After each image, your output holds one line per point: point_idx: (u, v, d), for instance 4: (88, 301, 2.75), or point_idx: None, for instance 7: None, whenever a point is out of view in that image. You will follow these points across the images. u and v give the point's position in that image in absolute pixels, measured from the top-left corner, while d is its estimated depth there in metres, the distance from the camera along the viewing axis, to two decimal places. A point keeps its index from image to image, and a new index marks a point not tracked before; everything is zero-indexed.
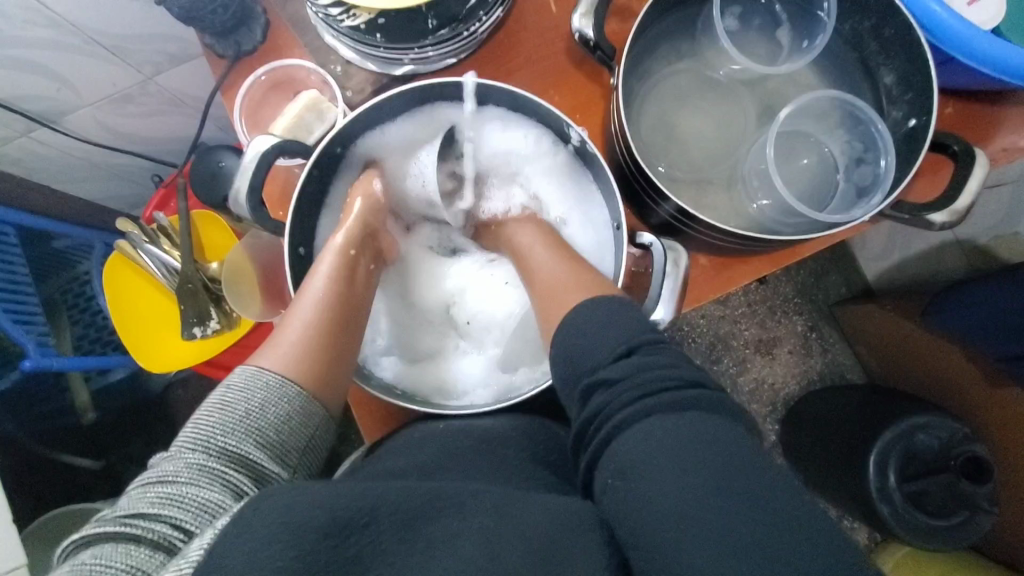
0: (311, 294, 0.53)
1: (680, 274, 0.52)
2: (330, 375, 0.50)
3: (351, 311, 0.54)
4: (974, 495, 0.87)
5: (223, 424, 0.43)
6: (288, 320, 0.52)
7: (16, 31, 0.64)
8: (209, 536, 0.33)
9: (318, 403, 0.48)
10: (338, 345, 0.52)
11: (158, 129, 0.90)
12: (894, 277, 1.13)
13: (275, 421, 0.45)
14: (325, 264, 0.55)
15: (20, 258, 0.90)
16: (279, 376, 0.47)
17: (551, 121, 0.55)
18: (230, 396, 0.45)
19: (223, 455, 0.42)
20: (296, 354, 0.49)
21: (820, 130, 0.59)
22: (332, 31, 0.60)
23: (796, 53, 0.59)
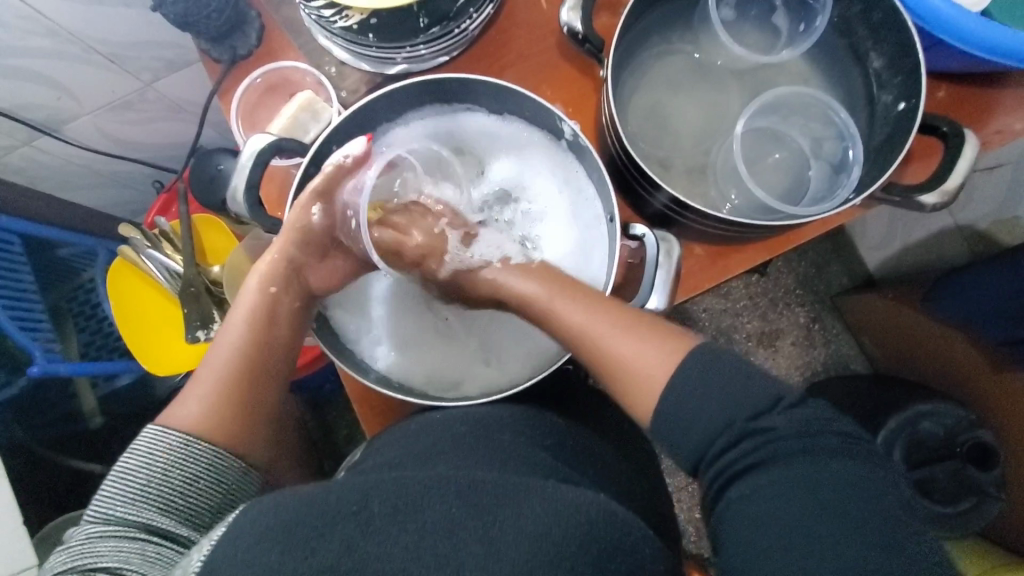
0: (223, 344, 0.52)
1: (673, 264, 0.54)
2: (241, 427, 0.49)
3: (270, 353, 0.53)
4: (979, 480, 0.87)
5: (123, 494, 0.43)
6: (202, 370, 0.51)
7: (16, 41, 0.65)
8: (209, 543, 0.35)
9: (230, 453, 0.47)
10: (251, 393, 0.51)
11: (159, 135, 0.91)
12: (895, 264, 1.12)
13: (179, 483, 0.44)
14: (244, 305, 0.54)
15: (25, 266, 0.92)
16: (181, 434, 0.46)
17: (543, 115, 0.55)
18: (131, 461, 0.44)
19: (124, 524, 0.42)
20: (203, 408, 0.48)
21: (786, 125, 0.60)
22: (325, 33, 0.61)
23: (793, 39, 0.60)
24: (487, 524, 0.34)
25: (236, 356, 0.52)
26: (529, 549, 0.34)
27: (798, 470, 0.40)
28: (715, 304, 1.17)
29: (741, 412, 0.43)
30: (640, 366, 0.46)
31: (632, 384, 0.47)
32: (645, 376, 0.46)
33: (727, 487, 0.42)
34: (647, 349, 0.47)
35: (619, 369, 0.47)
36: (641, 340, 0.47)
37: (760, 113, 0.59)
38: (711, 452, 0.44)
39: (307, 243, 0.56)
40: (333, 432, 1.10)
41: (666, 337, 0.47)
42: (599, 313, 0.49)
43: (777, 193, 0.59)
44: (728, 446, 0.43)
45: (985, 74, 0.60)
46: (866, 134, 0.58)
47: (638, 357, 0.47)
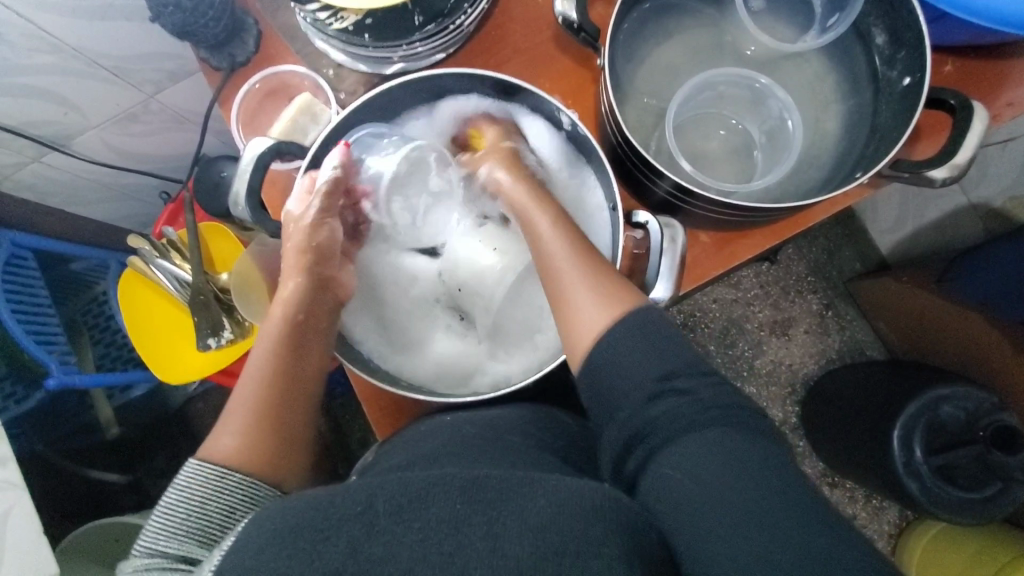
0: (255, 372, 0.52)
1: (678, 251, 0.53)
2: (279, 457, 0.50)
3: (303, 383, 0.53)
4: (1007, 466, 0.82)
5: (166, 528, 0.44)
6: (234, 402, 0.52)
7: (21, 59, 0.66)
8: (217, 555, 0.35)
9: (266, 486, 0.48)
10: (287, 423, 0.51)
11: (163, 147, 0.92)
12: (909, 247, 1.11)
13: (219, 515, 0.45)
14: (271, 331, 0.54)
15: (41, 281, 0.94)
16: (219, 468, 0.47)
17: (543, 108, 0.55)
18: (172, 495, 0.45)
19: (168, 557, 0.43)
20: (237, 441, 0.49)
21: (716, 105, 0.63)
22: (321, 35, 0.61)
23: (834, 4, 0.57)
24: (495, 519, 0.34)
25: (267, 383, 0.52)
26: (534, 539, 0.34)
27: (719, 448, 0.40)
28: (725, 295, 1.16)
29: (677, 372, 0.43)
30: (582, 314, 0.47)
31: (571, 316, 0.48)
32: (575, 319, 0.47)
33: (661, 449, 0.41)
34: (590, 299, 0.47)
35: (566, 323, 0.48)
36: (598, 295, 0.47)
37: (694, 102, 0.61)
38: (643, 407, 0.43)
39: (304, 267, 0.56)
40: (348, 436, 1.10)
41: (621, 294, 0.47)
42: (572, 256, 0.49)
43: (746, 171, 0.62)
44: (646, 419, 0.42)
45: (992, 45, 0.59)
46: (869, 113, 0.56)
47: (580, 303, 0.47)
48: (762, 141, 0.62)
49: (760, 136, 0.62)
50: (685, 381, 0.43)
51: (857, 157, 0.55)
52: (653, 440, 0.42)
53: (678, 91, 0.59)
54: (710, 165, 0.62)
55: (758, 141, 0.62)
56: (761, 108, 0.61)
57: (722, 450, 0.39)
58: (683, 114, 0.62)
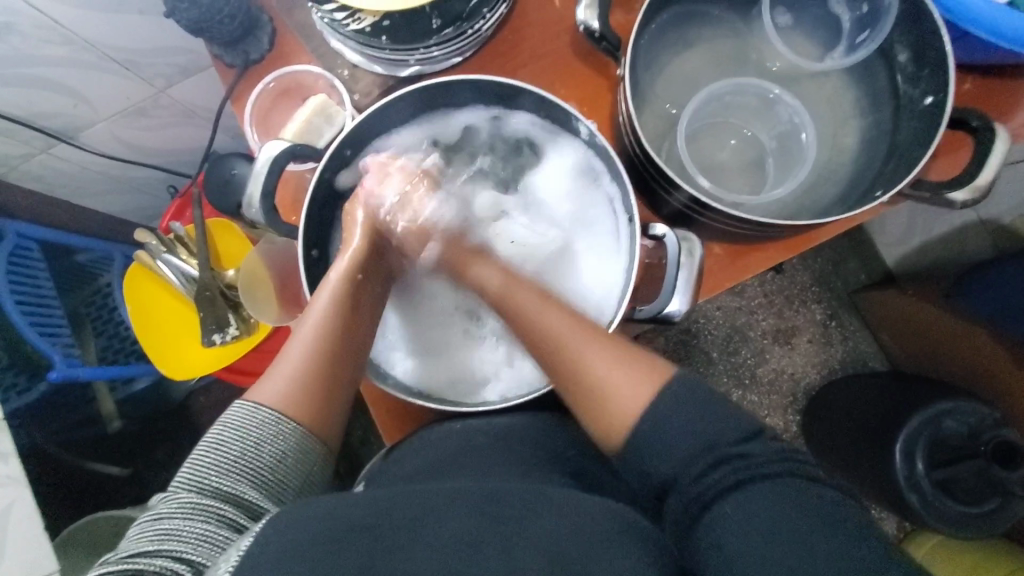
0: (307, 332, 0.50)
1: (695, 264, 0.53)
2: (328, 413, 0.49)
3: (351, 347, 0.51)
4: (1007, 481, 0.82)
5: (217, 464, 0.43)
6: (285, 347, 0.50)
7: (34, 51, 0.65)
8: (237, 551, 0.34)
9: (315, 440, 0.48)
10: (337, 382, 0.50)
11: (172, 141, 0.91)
12: (915, 260, 1.11)
13: (270, 460, 0.45)
14: (327, 292, 0.51)
15: (45, 271, 0.94)
16: (275, 413, 0.46)
17: (562, 116, 0.55)
18: (225, 433, 0.45)
19: (217, 493, 0.42)
20: (289, 385, 0.48)
21: (727, 113, 0.62)
22: (337, 36, 0.61)
23: (862, 19, 0.55)
24: (507, 534, 0.35)
25: (322, 334, 0.49)
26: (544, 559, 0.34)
27: (763, 494, 0.40)
28: (730, 302, 1.16)
29: (725, 436, 0.44)
30: (618, 389, 0.47)
31: (599, 400, 0.47)
32: (609, 397, 0.47)
33: (714, 505, 0.41)
34: (620, 374, 0.47)
35: (597, 386, 0.48)
36: (617, 362, 0.48)
37: (707, 111, 0.61)
38: (698, 467, 0.43)
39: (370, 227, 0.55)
40: (349, 435, 1.10)
41: (641, 364, 0.48)
42: (580, 332, 0.49)
43: (755, 181, 0.62)
44: (704, 471, 0.43)
45: (1014, 64, 0.59)
46: (889, 130, 0.56)
47: (614, 380, 0.47)
48: (773, 147, 0.62)
49: (771, 146, 0.62)
50: (738, 443, 0.43)
51: (875, 175, 0.55)
52: (708, 496, 0.42)
53: (692, 99, 0.59)
54: (720, 174, 0.62)
55: (769, 153, 0.62)
56: (769, 117, 0.62)
57: (776, 502, 0.40)
58: (696, 123, 0.61)
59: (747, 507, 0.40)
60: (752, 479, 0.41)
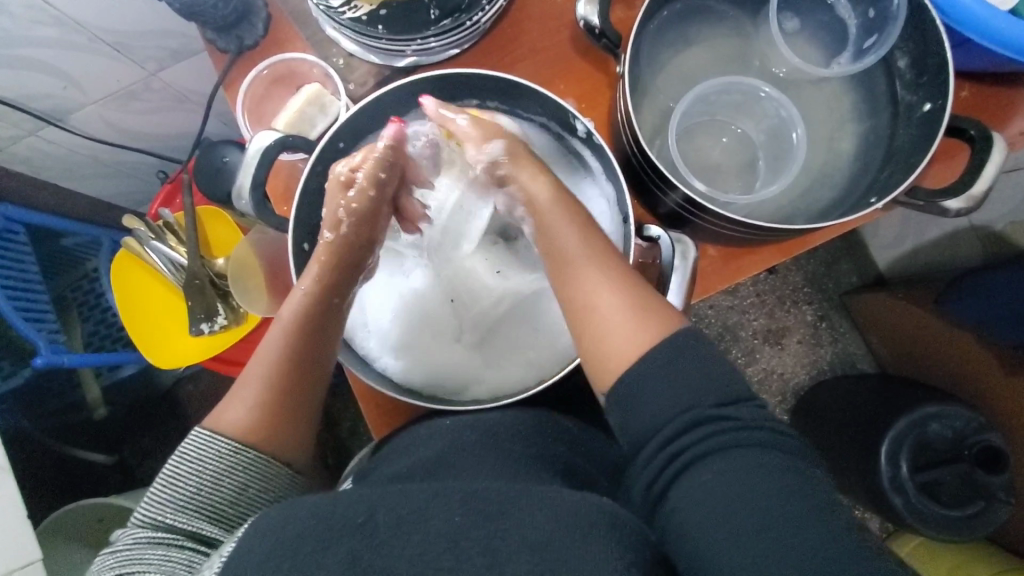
0: (269, 353, 0.50)
1: (689, 266, 0.53)
2: (288, 435, 0.48)
3: (311, 367, 0.50)
4: (991, 486, 0.85)
5: (174, 500, 0.43)
6: (247, 374, 0.49)
7: (21, 31, 0.64)
8: (219, 560, 0.35)
9: (278, 464, 0.47)
10: (296, 404, 0.49)
11: (163, 125, 0.90)
12: (907, 263, 1.11)
13: (228, 492, 0.45)
14: (295, 309, 0.51)
15: (31, 255, 0.92)
16: (232, 443, 0.46)
17: (559, 113, 0.54)
18: (181, 466, 0.45)
19: (175, 530, 0.42)
20: (248, 415, 0.47)
21: (716, 112, 0.62)
22: (333, 24, 0.60)
23: (868, 24, 0.56)
24: (495, 533, 0.34)
25: (288, 355, 0.50)
26: (528, 558, 0.34)
27: (751, 462, 0.37)
28: (722, 301, 1.16)
29: (709, 397, 0.40)
30: (620, 327, 0.44)
31: (603, 336, 0.44)
32: (610, 334, 0.44)
33: (677, 483, 0.38)
34: (629, 314, 0.44)
35: (595, 325, 0.45)
36: (631, 303, 0.45)
37: (699, 108, 0.61)
38: (659, 439, 0.40)
39: (343, 264, 0.53)
40: (337, 425, 1.09)
41: (659, 310, 0.44)
42: (603, 262, 0.47)
43: (744, 179, 0.62)
44: (677, 434, 0.39)
45: (1012, 73, 0.59)
46: (886, 136, 0.56)
47: (619, 320, 0.44)
48: (765, 147, 0.62)
49: (761, 146, 0.62)
50: (715, 407, 0.40)
51: (871, 181, 0.55)
52: (668, 472, 0.39)
53: (687, 95, 0.59)
54: (711, 173, 0.61)
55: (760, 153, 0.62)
56: (754, 110, 0.61)
57: (747, 472, 0.37)
58: (688, 120, 0.61)
59: (733, 476, 0.37)
60: (739, 446, 0.38)
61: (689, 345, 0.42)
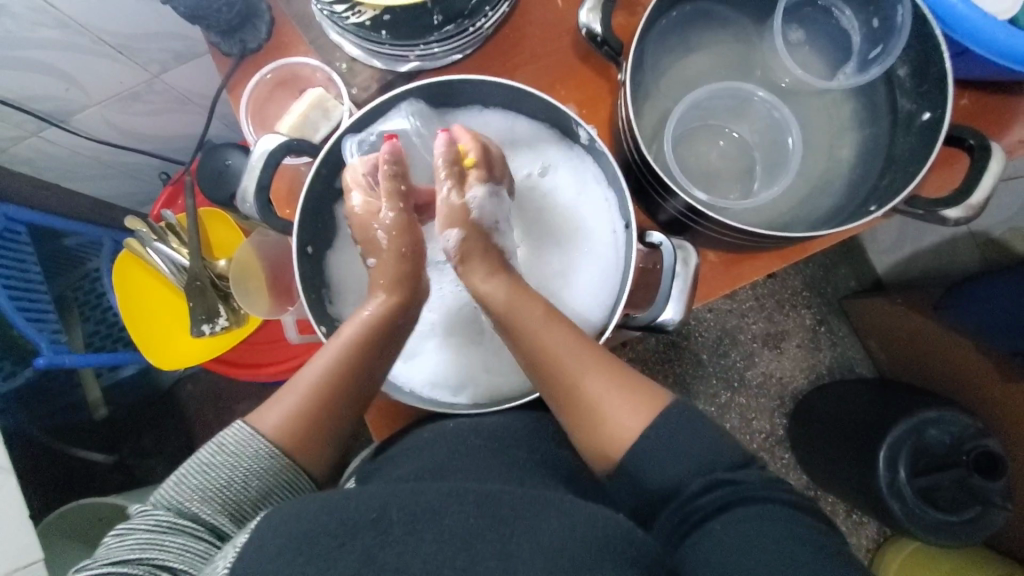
0: (320, 364, 0.51)
1: (690, 272, 0.53)
2: (320, 454, 0.50)
3: (360, 387, 0.52)
4: (986, 490, 0.85)
5: (202, 489, 0.45)
6: (290, 383, 0.51)
7: (24, 32, 0.64)
8: (232, 552, 0.34)
9: (304, 478, 0.49)
10: (338, 423, 0.51)
11: (165, 127, 0.90)
12: (905, 269, 1.12)
13: (255, 494, 0.47)
14: (358, 328, 0.52)
15: (32, 255, 0.92)
16: (273, 448, 0.48)
17: (561, 119, 0.55)
18: (217, 458, 0.47)
19: (195, 518, 0.44)
20: (287, 422, 0.49)
21: (711, 117, 0.63)
22: (336, 28, 0.60)
23: (872, 34, 0.56)
24: (497, 537, 0.35)
25: (345, 374, 0.51)
26: (531, 559, 0.34)
27: (756, 514, 0.43)
28: (722, 305, 1.16)
29: (715, 462, 0.47)
30: (615, 414, 0.49)
31: (596, 418, 0.50)
32: (606, 418, 0.49)
33: (706, 520, 0.44)
34: (622, 402, 0.49)
35: (592, 407, 0.50)
36: (623, 392, 0.50)
37: (696, 113, 0.62)
38: (690, 490, 0.46)
39: (399, 280, 0.54)
40: None
41: (644, 394, 0.50)
42: (585, 353, 0.50)
43: (741, 181, 0.63)
44: (699, 490, 0.45)
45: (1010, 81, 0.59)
46: (885, 143, 0.56)
47: (614, 406, 0.49)
48: (761, 151, 0.63)
49: (757, 149, 0.63)
50: (727, 472, 0.46)
51: (871, 188, 0.56)
52: (689, 518, 0.44)
53: (684, 100, 0.59)
54: (708, 175, 0.62)
55: (756, 155, 0.63)
56: (748, 113, 0.62)
57: (754, 525, 0.42)
58: (685, 125, 0.62)
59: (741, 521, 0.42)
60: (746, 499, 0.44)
61: (674, 420, 0.48)
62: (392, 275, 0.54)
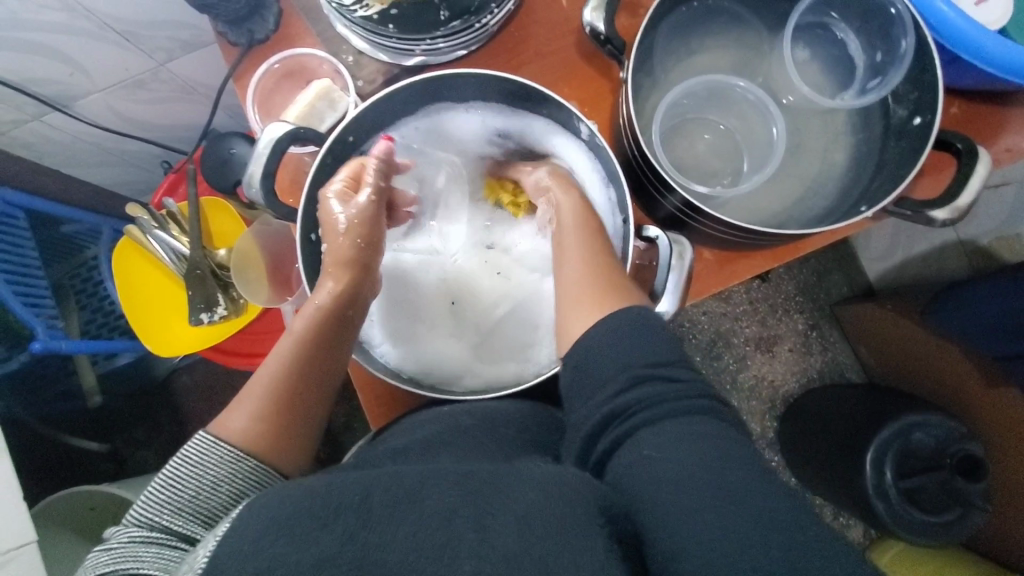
0: (275, 361, 0.52)
1: (686, 266, 0.54)
2: (290, 445, 0.50)
3: (318, 377, 0.53)
4: (967, 492, 0.87)
5: (171, 501, 0.44)
6: (250, 386, 0.52)
7: (31, 16, 0.64)
8: (212, 543, 0.34)
9: (276, 474, 0.48)
10: (299, 414, 0.51)
11: (171, 116, 0.91)
12: (895, 276, 1.14)
13: (226, 497, 0.45)
14: (306, 318, 0.53)
15: (30, 241, 0.92)
16: (236, 451, 0.47)
17: (563, 114, 0.56)
18: (181, 468, 0.45)
19: (168, 530, 0.43)
20: (250, 423, 0.49)
21: (698, 109, 0.64)
22: (344, 21, 0.61)
23: (876, 67, 0.58)
24: (493, 514, 0.36)
25: (299, 368, 0.52)
26: (522, 536, 0.35)
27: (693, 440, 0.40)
28: (715, 308, 1.18)
29: (641, 359, 0.44)
30: (574, 314, 0.50)
31: (565, 314, 0.52)
32: (571, 314, 0.51)
33: (629, 440, 0.41)
34: (580, 304, 0.50)
35: (569, 299, 0.52)
36: (590, 297, 0.50)
37: (682, 105, 0.63)
38: (608, 390, 0.44)
39: (343, 265, 0.55)
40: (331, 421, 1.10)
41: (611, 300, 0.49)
42: (581, 253, 0.54)
43: (727, 172, 0.65)
44: (621, 388, 0.43)
45: (998, 92, 0.61)
46: (877, 147, 0.58)
47: (578, 304, 0.50)
48: (747, 145, 0.64)
49: (742, 141, 0.65)
50: None
51: (862, 191, 0.57)
52: (618, 436, 0.42)
53: (671, 94, 0.60)
54: (694, 166, 0.64)
55: (740, 147, 0.65)
56: (735, 108, 0.64)
57: (690, 443, 0.39)
58: (671, 120, 0.63)
59: (674, 437, 0.40)
60: (672, 411, 0.42)
61: (628, 326, 0.46)
62: (336, 263, 0.54)
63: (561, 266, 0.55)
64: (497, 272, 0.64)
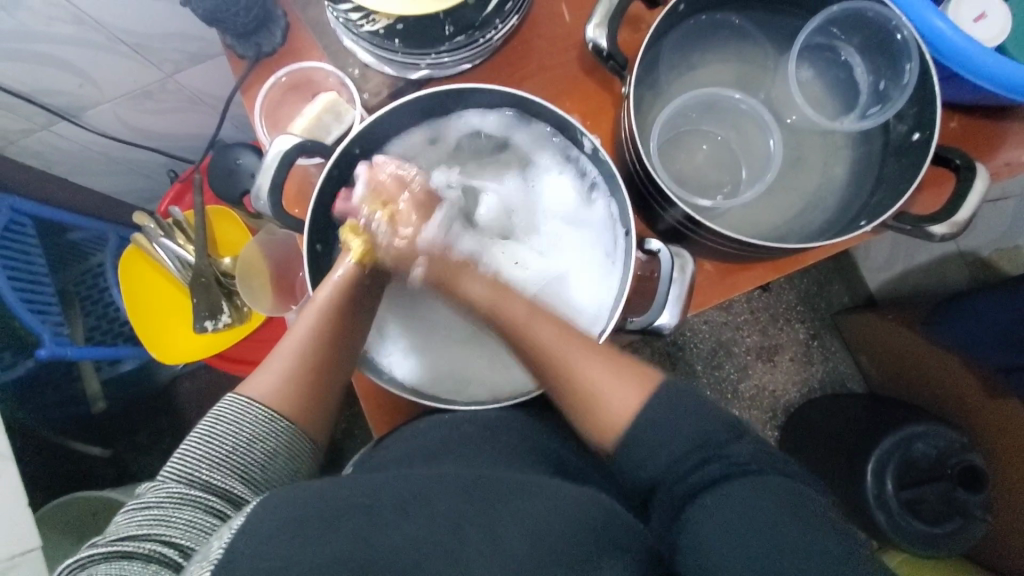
0: (296, 333, 0.52)
1: (686, 279, 0.55)
2: (316, 410, 0.51)
3: (339, 354, 0.53)
4: (968, 503, 0.87)
5: (208, 458, 0.46)
6: (271, 356, 0.52)
7: (42, 28, 0.65)
8: (227, 536, 0.34)
9: (304, 435, 0.50)
10: (323, 384, 0.52)
11: (178, 125, 0.92)
12: (896, 287, 1.14)
13: (261, 454, 0.48)
14: (326, 295, 0.53)
15: (36, 248, 0.93)
16: (269, 412, 0.49)
17: (564, 127, 0.56)
18: (217, 426, 0.47)
19: (206, 485, 0.44)
20: (280, 385, 0.50)
21: (696, 121, 0.65)
22: (350, 35, 0.62)
23: (877, 95, 0.60)
24: (494, 523, 0.36)
25: (320, 345, 0.52)
26: (521, 547, 0.35)
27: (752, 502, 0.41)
28: (716, 317, 1.18)
29: (707, 436, 0.45)
30: (609, 396, 0.49)
31: (596, 406, 0.49)
32: (604, 399, 0.49)
33: (692, 498, 0.43)
34: (614, 380, 0.49)
35: (587, 392, 0.50)
36: (614, 374, 0.50)
37: (681, 117, 0.64)
38: (684, 464, 0.45)
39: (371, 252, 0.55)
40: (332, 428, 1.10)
41: (634, 374, 0.50)
42: (571, 344, 0.51)
43: (725, 183, 0.65)
44: (695, 463, 0.44)
45: (996, 107, 0.62)
46: (876, 162, 0.58)
47: (610, 392, 0.49)
48: (745, 156, 0.65)
49: (739, 152, 0.66)
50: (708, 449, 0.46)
51: (861, 206, 0.58)
52: (683, 494, 0.44)
53: (670, 105, 0.61)
54: (693, 177, 0.65)
55: (737, 158, 0.66)
56: (733, 119, 0.65)
57: (755, 509, 0.40)
58: (671, 132, 0.64)
59: (732, 498, 0.41)
60: (739, 475, 0.42)
61: (670, 396, 0.48)
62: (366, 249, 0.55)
63: (553, 374, 0.51)
64: (514, 265, 0.60)
